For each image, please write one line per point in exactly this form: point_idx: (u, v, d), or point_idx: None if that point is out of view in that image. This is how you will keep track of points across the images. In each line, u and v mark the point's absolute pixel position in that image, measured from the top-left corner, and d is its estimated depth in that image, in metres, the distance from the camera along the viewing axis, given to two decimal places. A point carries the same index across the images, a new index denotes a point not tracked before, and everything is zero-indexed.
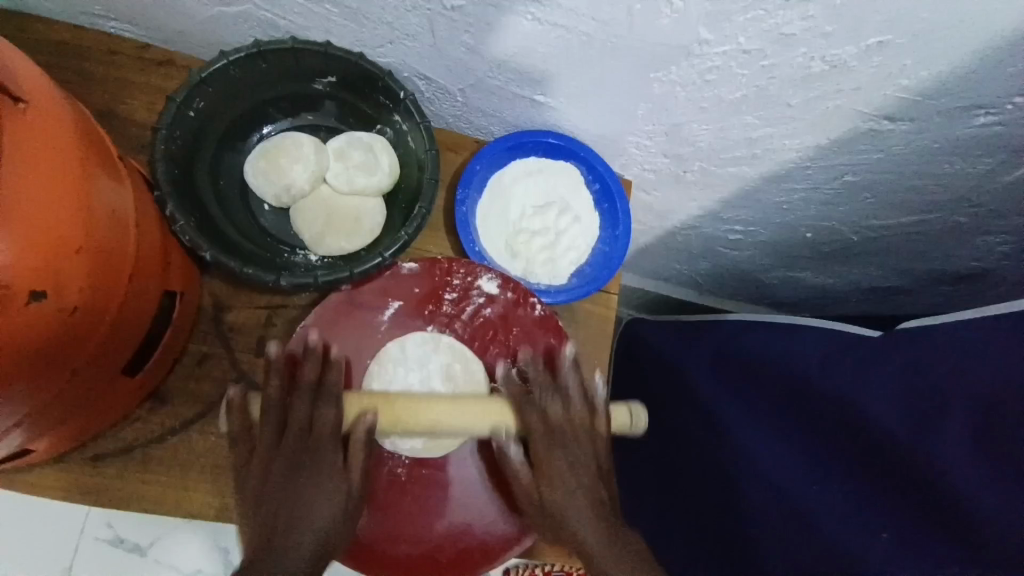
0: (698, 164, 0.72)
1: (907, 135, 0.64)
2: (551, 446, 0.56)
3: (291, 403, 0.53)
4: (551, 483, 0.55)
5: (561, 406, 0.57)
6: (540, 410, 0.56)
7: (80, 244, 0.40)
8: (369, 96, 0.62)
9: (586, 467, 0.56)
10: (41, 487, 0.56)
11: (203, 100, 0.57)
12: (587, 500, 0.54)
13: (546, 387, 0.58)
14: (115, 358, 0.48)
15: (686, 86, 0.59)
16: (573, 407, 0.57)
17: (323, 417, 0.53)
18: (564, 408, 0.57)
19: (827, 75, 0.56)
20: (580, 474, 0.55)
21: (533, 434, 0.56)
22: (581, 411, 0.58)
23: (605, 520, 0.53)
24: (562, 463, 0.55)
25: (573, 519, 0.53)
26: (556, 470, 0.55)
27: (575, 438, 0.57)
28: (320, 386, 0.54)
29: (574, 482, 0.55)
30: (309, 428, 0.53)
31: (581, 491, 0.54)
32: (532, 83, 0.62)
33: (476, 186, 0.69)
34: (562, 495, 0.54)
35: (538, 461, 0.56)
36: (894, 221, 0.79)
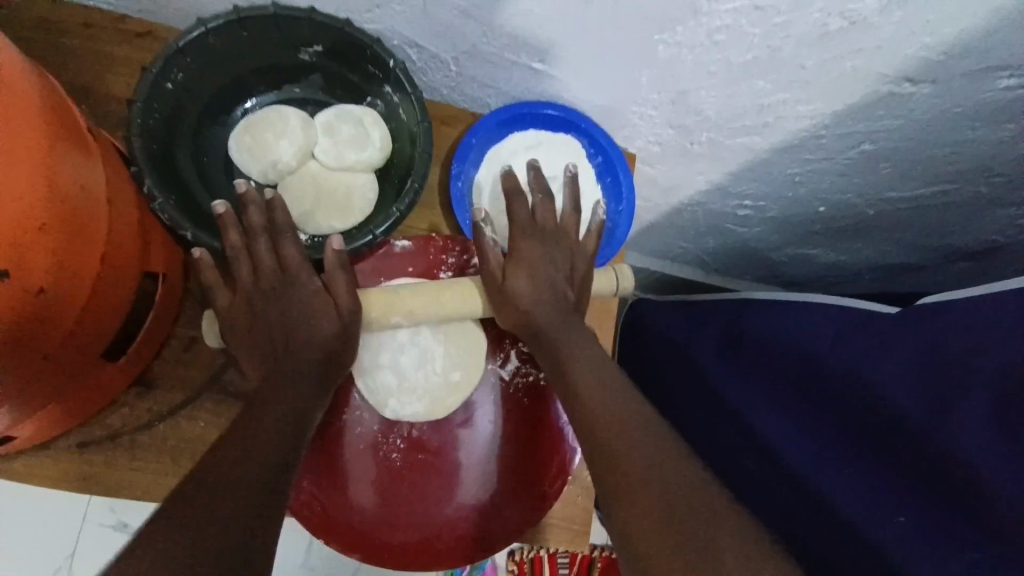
0: (706, 134, 0.69)
1: (929, 99, 0.60)
2: (530, 236, 0.60)
3: (255, 246, 0.54)
4: (522, 261, 0.58)
5: (548, 211, 0.61)
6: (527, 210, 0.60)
7: (45, 221, 0.38)
8: (358, 66, 0.59)
9: (562, 265, 0.60)
10: (29, 475, 0.55)
11: (181, 72, 0.54)
12: (552, 287, 0.58)
13: (538, 190, 0.62)
14: (92, 341, 0.46)
15: (693, 49, 0.56)
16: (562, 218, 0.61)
17: (292, 259, 0.55)
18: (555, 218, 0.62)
19: (845, 33, 0.52)
20: (552, 274, 0.59)
21: (514, 218, 0.60)
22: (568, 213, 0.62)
23: (563, 310, 0.57)
24: (537, 252, 0.59)
25: (532, 301, 0.57)
26: (530, 255, 0.58)
27: (557, 244, 0.60)
28: (277, 225, 0.55)
29: (548, 273, 0.59)
30: (283, 271, 0.55)
31: (548, 287, 0.58)
32: (529, 49, 0.59)
33: (472, 161, 0.66)
34: (529, 286, 0.57)
35: (517, 250, 0.59)
36: (912, 193, 0.76)
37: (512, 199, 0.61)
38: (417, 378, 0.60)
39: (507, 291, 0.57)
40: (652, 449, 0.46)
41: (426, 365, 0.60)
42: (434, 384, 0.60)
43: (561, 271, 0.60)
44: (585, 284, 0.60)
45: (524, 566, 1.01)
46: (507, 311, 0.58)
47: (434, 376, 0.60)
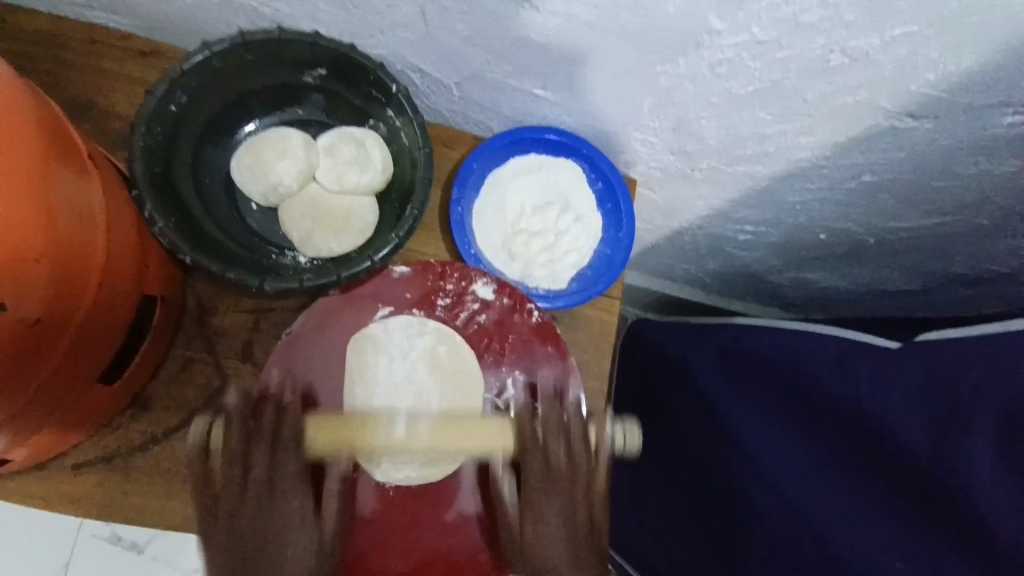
0: (707, 161, 0.69)
1: (931, 133, 0.60)
2: (544, 494, 0.51)
3: (247, 463, 0.47)
4: (539, 530, 0.50)
5: (563, 452, 0.52)
6: (542, 460, 0.51)
7: (41, 251, 0.38)
8: (361, 89, 0.59)
9: (577, 515, 0.50)
10: (23, 495, 0.54)
11: (185, 94, 0.54)
12: (564, 526, 0.50)
13: (546, 435, 0.52)
14: (87, 367, 0.46)
15: (694, 80, 0.56)
16: (576, 457, 0.51)
17: (284, 476, 0.49)
18: (569, 455, 0.52)
19: (847, 68, 0.53)
20: (570, 533, 0.50)
21: (525, 468, 0.51)
22: (585, 463, 0.51)
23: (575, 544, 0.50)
24: (555, 502, 0.51)
25: (547, 539, 0.50)
26: (541, 508, 0.51)
27: (565, 486, 0.51)
28: (279, 434, 0.49)
29: (562, 525, 0.50)
30: (267, 489, 0.48)
31: (563, 536, 0.50)
32: (531, 75, 0.59)
33: (473, 185, 0.66)
34: (542, 541, 0.50)
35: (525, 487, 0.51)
36: (914, 222, 0.75)
37: (523, 450, 0.52)
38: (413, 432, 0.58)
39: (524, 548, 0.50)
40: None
41: (421, 414, 0.58)
42: None
43: (580, 518, 0.50)
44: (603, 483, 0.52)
45: None
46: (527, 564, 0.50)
47: None
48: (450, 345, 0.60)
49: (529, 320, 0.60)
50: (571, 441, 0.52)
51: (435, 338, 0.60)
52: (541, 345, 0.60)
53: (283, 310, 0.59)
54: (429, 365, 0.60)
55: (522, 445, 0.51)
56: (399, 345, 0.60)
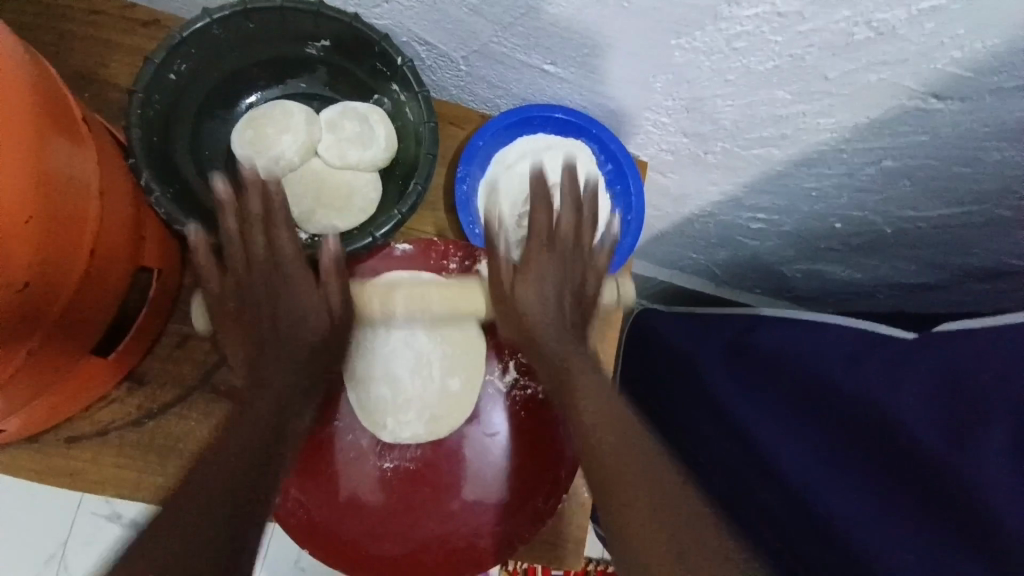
0: (721, 144, 0.66)
1: (955, 116, 0.57)
2: (543, 247, 0.57)
3: (247, 238, 0.53)
4: (533, 276, 0.56)
5: (572, 219, 0.57)
6: (548, 211, 0.57)
7: (31, 213, 0.36)
8: (365, 62, 0.57)
9: (573, 279, 0.57)
10: (17, 468, 0.54)
11: (185, 62, 0.53)
12: (557, 292, 0.56)
13: (563, 195, 0.58)
14: (80, 336, 0.45)
15: (710, 55, 0.54)
16: (583, 242, 0.58)
17: (285, 254, 0.53)
18: (575, 226, 0.58)
19: (872, 44, 0.50)
20: (561, 285, 0.57)
21: (533, 225, 0.57)
22: (588, 227, 0.58)
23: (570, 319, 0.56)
24: (552, 266, 0.56)
25: (542, 295, 0.56)
26: (540, 267, 0.56)
27: (562, 253, 0.57)
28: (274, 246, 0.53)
29: (556, 285, 0.56)
30: (273, 267, 0.54)
31: (553, 303, 0.56)
32: (540, 50, 0.57)
33: (478, 164, 0.64)
34: (533, 294, 0.56)
35: (531, 233, 0.57)
36: (933, 212, 0.73)
37: (535, 202, 0.57)
38: (414, 388, 0.60)
39: (516, 303, 0.56)
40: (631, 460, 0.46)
41: (422, 371, 0.60)
42: (431, 396, 0.60)
43: (572, 288, 0.57)
44: (596, 296, 0.59)
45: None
46: (512, 320, 0.57)
47: (433, 387, 0.60)
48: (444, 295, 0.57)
49: None
50: (579, 205, 0.58)
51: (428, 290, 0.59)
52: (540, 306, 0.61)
53: None
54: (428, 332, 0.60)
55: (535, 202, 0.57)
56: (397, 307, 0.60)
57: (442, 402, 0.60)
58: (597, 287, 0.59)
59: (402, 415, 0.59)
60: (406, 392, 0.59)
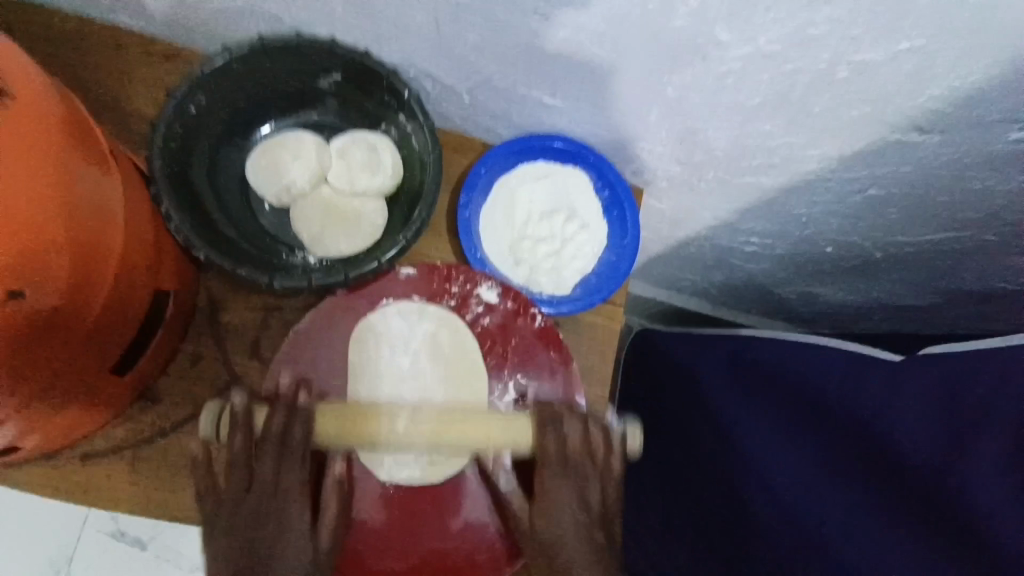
0: (713, 172, 0.69)
1: (937, 148, 0.60)
2: (560, 475, 0.54)
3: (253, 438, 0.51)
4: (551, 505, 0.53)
5: (580, 433, 0.55)
6: (560, 446, 0.54)
7: (64, 241, 0.39)
8: (374, 95, 0.61)
9: (589, 497, 0.54)
10: (33, 484, 0.55)
11: (204, 96, 0.56)
12: (576, 516, 0.54)
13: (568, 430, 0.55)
14: (102, 354, 0.47)
15: (701, 91, 0.57)
16: (596, 454, 0.55)
17: (289, 481, 0.52)
18: (584, 445, 0.55)
19: (853, 82, 0.53)
20: (582, 519, 0.54)
21: (545, 450, 0.54)
22: (598, 440, 0.55)
23: (588, 521, 0.54)
24: (567, 492, 0.54)
25: (561, 512, 0.53)
26: (558, 499, 0.54)
27: (579, 474, 0.54)
28: (286, 442, 0.51)
29: (573, 501, 0.54)
30: (273, 492, 0.52)
31: (575, 528, 0.53)
32: (540, 84, 0.60)
33: (480, 190, 0.67)
34: (556, 529, 0.53)
35: (546, 496, 0.54)
36: (921, 237, 0.75)
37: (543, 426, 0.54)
38: None
39: (540, 542, 0.53)
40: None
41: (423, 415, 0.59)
42: None
43: (591, 509, 0.54)
44: (615, 510, 0.56)
45: None
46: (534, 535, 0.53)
47: None
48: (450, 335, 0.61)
49: (531, 323, 0.61)
50: (589, 432, 0.55)
51: (435, 324, 0.61)
52: (544, 350, 0.60)
53: (290, 309, 0.60)
54: (427, 361, 0.60)
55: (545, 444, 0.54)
56: (400, 336, 0.60)
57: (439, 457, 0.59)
58: (614, 501, 0.56)
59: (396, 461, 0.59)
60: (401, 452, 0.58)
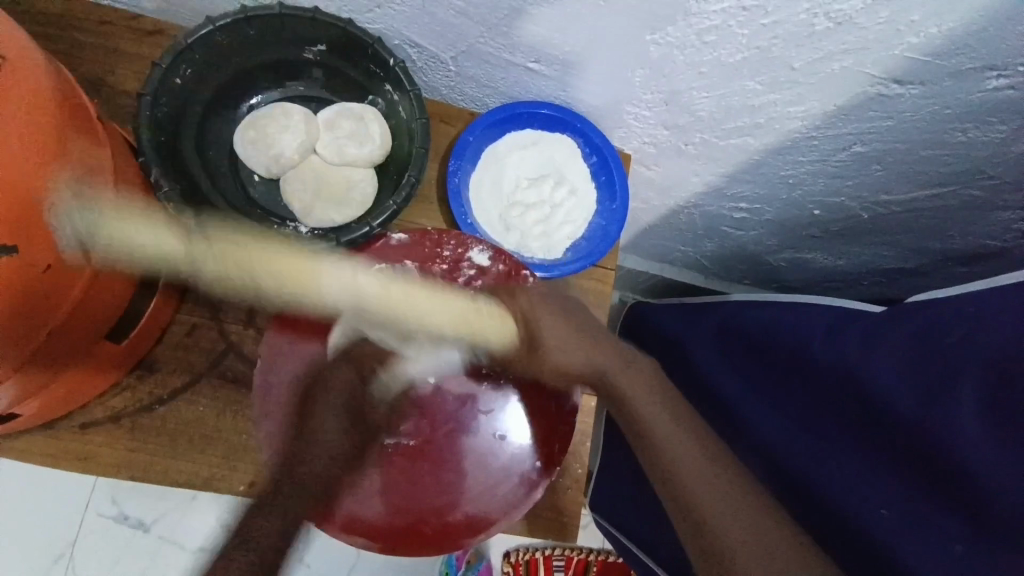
0: (700, 135, 0.70)
1: (917, 100, 0.61)
2: (537, 300, 0.60)
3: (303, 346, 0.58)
4: (543, 324, 0.59)
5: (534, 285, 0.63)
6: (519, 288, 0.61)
7: (54, 199, 0.40)
8: (359, 64, 0.61)
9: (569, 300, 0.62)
10: (30, 453, 0.56)
11: (190, 67, 0.56)
12: (575, 339, 0.59)
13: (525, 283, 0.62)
14: (97, 322, 0.48)
15: (684, 49, 0.57)
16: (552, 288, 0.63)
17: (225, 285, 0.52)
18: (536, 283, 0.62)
19: (832, 33, 0.54)
20: (579, 337, 0.60)
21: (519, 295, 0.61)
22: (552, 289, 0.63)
23: (580, 337, 0.60)
24: (546, 313, 0.60)
25: (549, 338, 0.59)
26: (545, 328, 0.59)
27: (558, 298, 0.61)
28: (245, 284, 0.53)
29: (565, 319, 0.60)
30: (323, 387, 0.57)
31: (581, 342, 0.59)
32: (524, 49, 0.60)
33: (469, 158, 0.68)
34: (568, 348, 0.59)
35: (532, 320, 0.59)
36: (907, 195, 0.76)
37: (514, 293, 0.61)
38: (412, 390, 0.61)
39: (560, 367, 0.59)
40: (681, 443, 0.54)
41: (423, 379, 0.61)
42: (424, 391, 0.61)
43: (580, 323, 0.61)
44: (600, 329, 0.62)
45: (520, 566, 1.09)
46: (556, 367, 0.59)
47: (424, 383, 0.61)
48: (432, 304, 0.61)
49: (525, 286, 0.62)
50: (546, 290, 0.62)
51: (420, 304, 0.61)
52: None
53: None
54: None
55: (517, 288, 0.62)
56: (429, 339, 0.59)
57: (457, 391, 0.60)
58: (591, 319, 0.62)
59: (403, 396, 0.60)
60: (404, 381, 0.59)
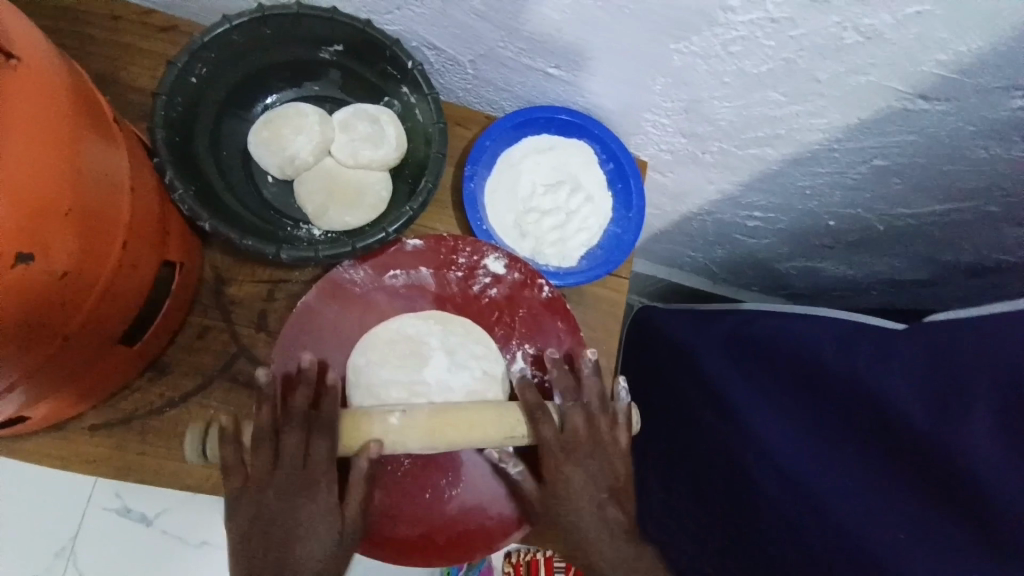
0: (718, 144, 0.69)
1: (941, 116, 0.60)
2: (565, 457, 0.56)
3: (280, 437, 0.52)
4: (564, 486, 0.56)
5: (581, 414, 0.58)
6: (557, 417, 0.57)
7: (69, 206, 0.39)
8: (376, 65, 0.60)
9: (604, 465, 0.58)
10: (39, 455, 0.55)
11: (205, 66, 0.55)
12: (594, 508, 0.56)
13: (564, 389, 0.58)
14: (108, 327, 0.47)
15: (708, 59, 0.56)
16: (595, 424, 0.58)
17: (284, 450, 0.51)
18: (577, 427, 0.57)
19: (860, 48, 0.53)
20: (599, 508, 0.56)
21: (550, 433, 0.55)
22: (602, 417, 0.59)
23: (602, 507, 0.56)
24: (573, 471, 0.56)
25: (571, 493, 0.56)
26: (568, 486, 0.56)
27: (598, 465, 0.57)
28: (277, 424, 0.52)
29: (590, 478, 0.57)
30: (302, 464, 0.51)
31: (598, 508, 0.56)
32: (545, 54, 0.59)
33: (485, 163, 0.67)
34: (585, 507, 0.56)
35: (556, 478, 0.56)
36: (923, 209, 0.75)
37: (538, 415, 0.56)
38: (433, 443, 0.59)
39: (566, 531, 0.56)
40: None
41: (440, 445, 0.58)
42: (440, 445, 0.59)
43: (607, 488, 0.58)
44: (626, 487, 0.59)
45: (521, 567, 1.09)
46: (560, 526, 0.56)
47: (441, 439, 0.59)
48: (448, 321, 0.63)
49: (538, 295, 0.62)
50: (589, 421, 0.58)
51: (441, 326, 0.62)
52: (551, 319, 0.63)
53: (295, 282, 0.61)
54: (433, 315, 0.63)
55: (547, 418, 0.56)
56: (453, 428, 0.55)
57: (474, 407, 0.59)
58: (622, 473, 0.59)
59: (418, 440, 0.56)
60: (423, 391, 0.59)
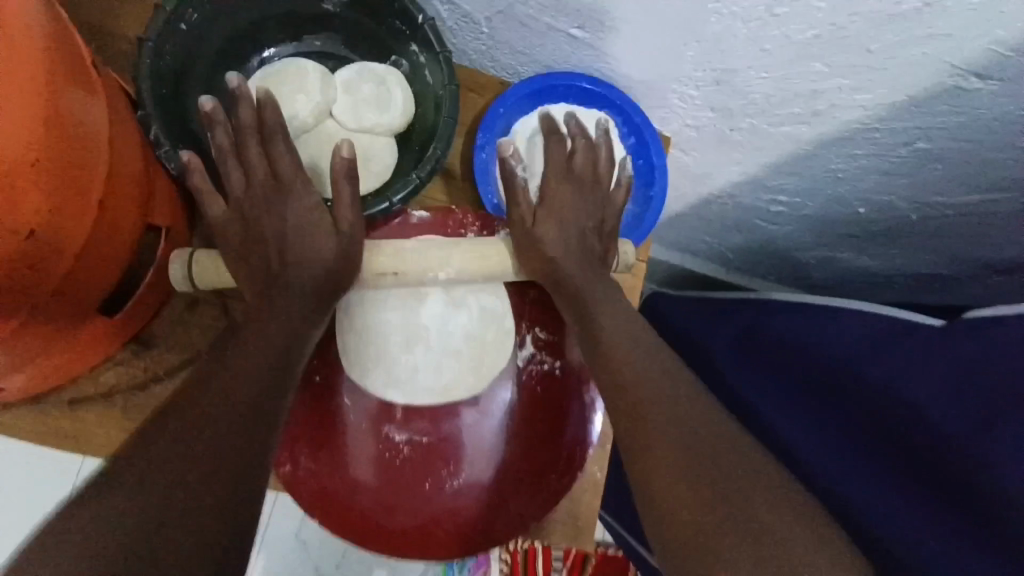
0: (748, 121, 0.64)
1: (996, 97, 0.55)
2: (562, 182, 0.59)
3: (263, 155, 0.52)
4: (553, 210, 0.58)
5: (585, 157, 0.60)
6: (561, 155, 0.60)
7: (39, 157, 0.34)
8: (384, 18, 0.55)
9: (595, 214, 0.59)
10: (17, 428, 0.53)
11: (196, 11, 0.50)
12: (578, 232, 0.58)
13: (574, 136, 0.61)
14: (86, 294, 0.44)
15: (748, 22, 0.51)
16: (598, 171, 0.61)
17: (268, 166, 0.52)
18: (588, 168, 0.60)
19: (919, 15, 0.48)
20: (582, 235, 0.58)
21: (551, 163, 0.59)
22: (603, 167, 0.61)
23: (586, 245, 0.58)
24: (569, 193, 0.59)
25: (557, 223, 0.57)
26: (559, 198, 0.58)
27: (592, 198, 0.60)
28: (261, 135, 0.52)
29: (579, 219, 0.58)
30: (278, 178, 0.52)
31: (576, 239, 0.58)
32: (568, 13, 0.54)
33: (498, 132, 0.62)
34: (555, 235, 0.57)
35: (550, 176, 0.59)
36: (962, 199, 0.71)
37: (549, 141, 0.60)
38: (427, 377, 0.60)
39: (536, 246, 0.56)
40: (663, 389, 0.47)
41: (435, 368, 0.60)
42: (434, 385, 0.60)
43: (591, 222, 0.59)
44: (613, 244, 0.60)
45: (517, 555, 1.06)
46: (533, 254, 0.57)
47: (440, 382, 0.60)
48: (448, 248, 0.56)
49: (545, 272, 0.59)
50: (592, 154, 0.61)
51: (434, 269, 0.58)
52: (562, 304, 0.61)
53: None
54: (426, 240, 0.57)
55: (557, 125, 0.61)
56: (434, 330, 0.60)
57: (472, 348, 0.61)
58: (613, 228, 0.60)
59: (414, 385, 0.60)
60: (422, 335, 0.60)
